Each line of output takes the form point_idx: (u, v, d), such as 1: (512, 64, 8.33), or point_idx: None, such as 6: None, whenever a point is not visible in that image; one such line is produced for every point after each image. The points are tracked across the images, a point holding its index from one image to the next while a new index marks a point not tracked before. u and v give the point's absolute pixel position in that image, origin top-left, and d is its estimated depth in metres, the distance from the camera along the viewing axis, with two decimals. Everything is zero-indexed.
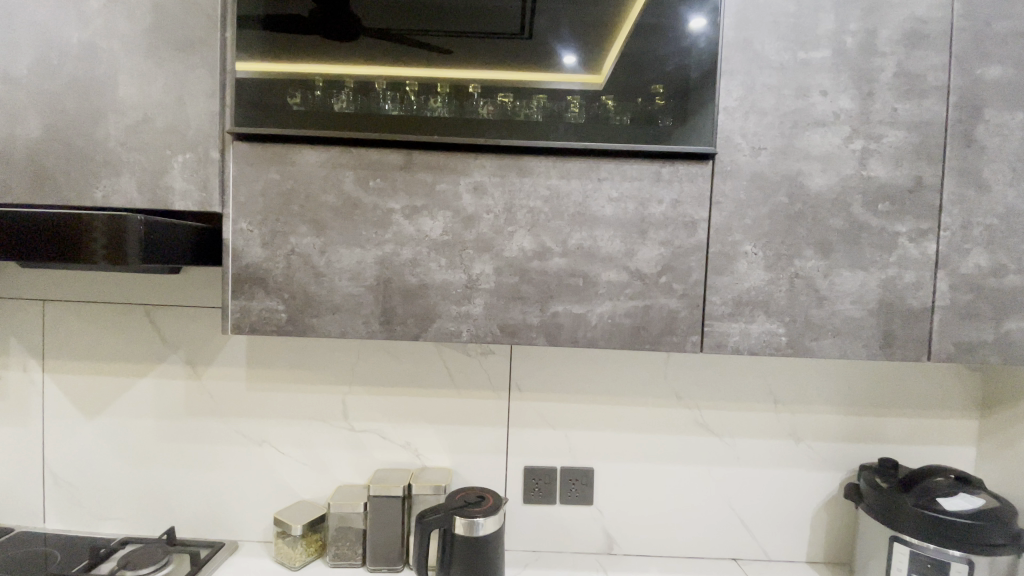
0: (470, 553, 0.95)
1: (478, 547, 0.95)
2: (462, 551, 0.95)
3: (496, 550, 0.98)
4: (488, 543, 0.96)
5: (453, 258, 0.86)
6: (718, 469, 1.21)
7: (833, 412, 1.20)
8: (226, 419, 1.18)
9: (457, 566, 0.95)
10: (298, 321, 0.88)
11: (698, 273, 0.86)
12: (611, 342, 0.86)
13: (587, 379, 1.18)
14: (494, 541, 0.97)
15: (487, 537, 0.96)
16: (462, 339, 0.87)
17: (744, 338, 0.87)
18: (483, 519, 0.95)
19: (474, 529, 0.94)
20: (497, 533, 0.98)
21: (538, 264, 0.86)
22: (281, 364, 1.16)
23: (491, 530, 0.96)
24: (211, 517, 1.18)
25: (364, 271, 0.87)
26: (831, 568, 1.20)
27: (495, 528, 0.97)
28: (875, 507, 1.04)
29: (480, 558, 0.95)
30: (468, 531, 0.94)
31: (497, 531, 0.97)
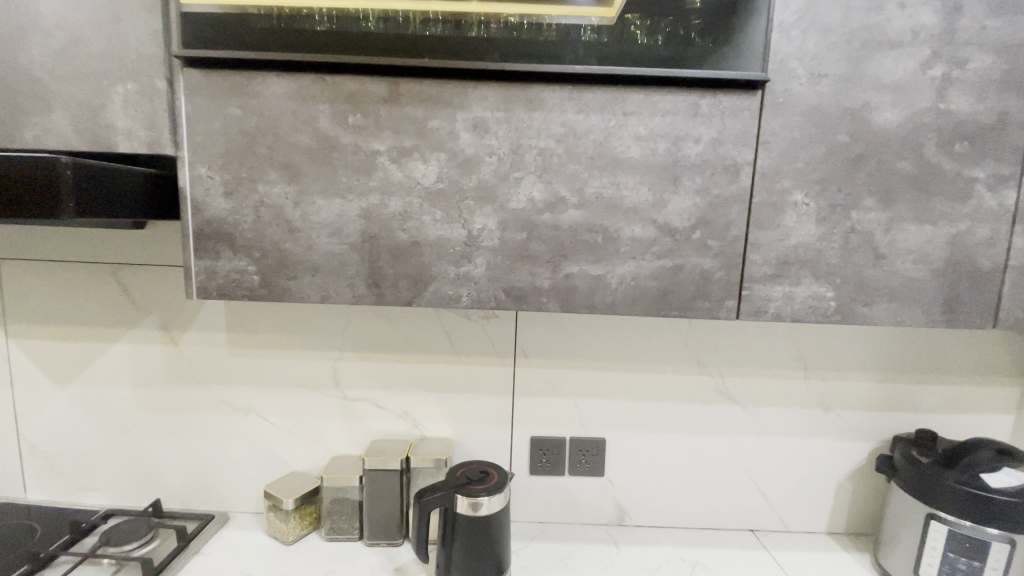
0: (474, 533, 0.88)
1: (483, 526, 0.88)
2: (466, 530, 0.88)
3: (501, 529, 0.90)
4: (494, 522, 0.89)
5: (450, 210, 0.73)
6: (739, 438, 1.13)
7: (868, 378, 1.10)
8: (208, 388, 1.08)
9: (460, 545, 0.88)
10: (272, 285, 0.76)
11: (738, 227, 0.74)
12: (633, 308, 0.75)
13: (600, 344, 1.07)
14: (500, 519, 0.90)
15: (494, 515, 0.89)
16: (461, 304, 0.75)
17: (787, 303, 0.76)
18: (487, 498, 0.87)
19: (480, 509, 0.87)
20: (503, 510, 0.90)
21: (550, 217, 0.72)
22: (265, 328, 1.06)
23: (497, 508, 0.89)
24: (199, 488, 1.11)
25: (346, 225, 0.74)
26: (854, 539, 1.14)
27: (499, 506, 0.89)
28: (909, 482, 0.96)
29: (486, 538, 0.88)
30: (473, 512, 0.87)
31: (501, 509, 0.90)
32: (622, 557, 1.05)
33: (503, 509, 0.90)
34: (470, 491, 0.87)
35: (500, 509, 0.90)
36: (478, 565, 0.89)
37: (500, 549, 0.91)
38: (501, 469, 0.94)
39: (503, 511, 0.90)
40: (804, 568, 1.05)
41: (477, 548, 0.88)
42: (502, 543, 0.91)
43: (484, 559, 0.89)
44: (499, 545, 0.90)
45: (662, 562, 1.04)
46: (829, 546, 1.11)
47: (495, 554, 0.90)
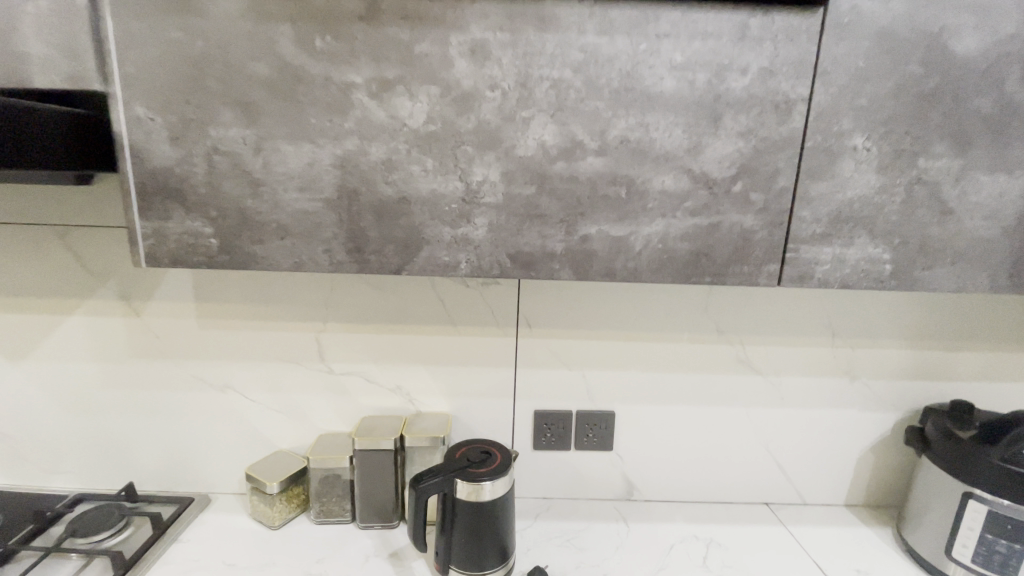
0: (476, 521, 0.80)
1: (486, 513, 0.80)
2: (467, 518, 0.80)
3: (505, 515, 0.82)
4: (498, 508, 0.81)
5: (444, 159, 0.61)
6: (758, 410, 1.05)
7: (899, 346, 1.02)
8: (178, 363, 0.98)
9: (460, 533, 0.81)
10: (234, 250, 0.64)
11: (786, 178, 0.62)
12: (660, 274, 0.64)
13: (611, 312, 0.98)
14: (504, 505, 0.82)
15: (498, 501, 0.80)
16: (459, 271, 0.64)
17: (836, 267, 0.65)
18: (490, 483, 0.79)
19: (484, 495, 0.79)
20: (508, 495, 0.82)
21: (565, 166, 0.60)
22: (238, 297, 0.95)
23: (501, 493, 0.81)
24: (177, 470, 1.03)
25: (320, 178, 0.62)
26: (872, 512, 1.09)
27: (504, 491, 0.81)
28: (943, 458, 0.89)
29: (489, 526, 0.81)
30: (476, 498, 0.79)
31: (505, 493, 0.81)
32: (633, 536, 0.99)
33: (508, 493, 0.82)
34: (471, 476, 0.79)
35: (505, 494, 0.82)
36: (480, 554, 0.81)
37: (504, 536, 0.83)
38: (505, 450, 0.86)
39: (508, 496, 0.82)
40: (823, 543, 1.00)
41: (480, 537, 0.81)
42: (506, 530, 0.83)
43: (487, 548, 0.81)
44: (503, 532, 0.83)
45: (674, 541, 0.98)
46: (847, 520, 1.06)
47: (497, 542, 0.82)
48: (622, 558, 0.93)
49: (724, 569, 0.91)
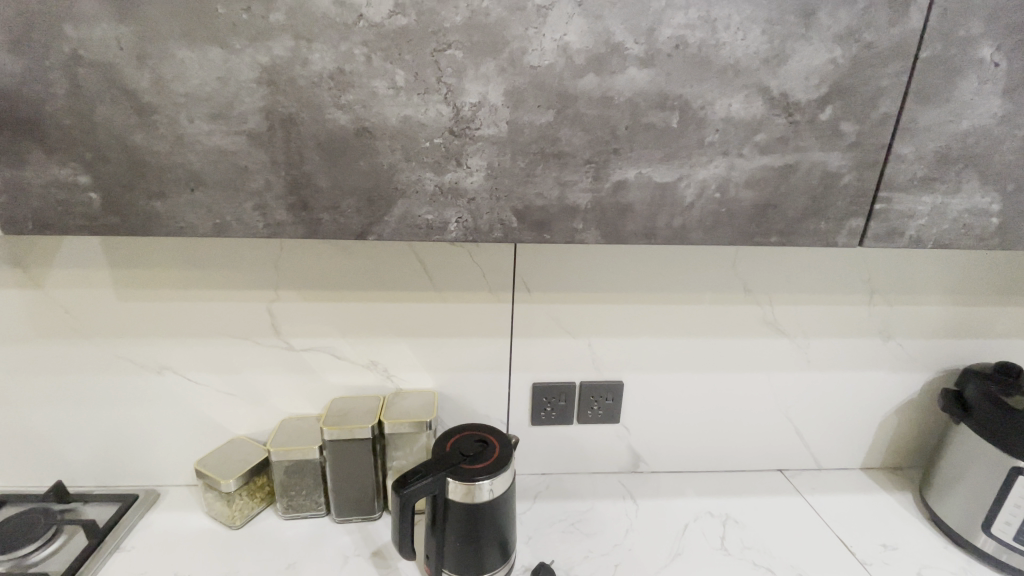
0: (474, 523, 0.68)
1: (485, 513, 0.68)
2: (462, 521, 0.68)
3: (507, 513, 0.71)
4: (499, 507, 0.69)
5: (423, 72, 0.42)
6: (780, 374, 0.94)
7: (940, 303, 0.91)
8: (99, 343, 0.80)
9: (455, 537, 0.69)
10: (125, 209, 0.45)
11: (889, 101, 0.46)
12: (714, 233, 0.48)
13: (623, 270, 0.83)
14: (505, 502, 0.70)
15: (498, 499, 0.69)
16: (445, 233, 0.47)
17: (932, 221, 0.51)
18: (489, 481, 0.66)
19: (482, 495, 0.67)
20: (509, 490, 0.71)
21: (595, 83, 0.43)
22: (165, 262, 0.76)
23: (502, 490, 0.69)
24: (115, 463, 0.87)
25: (241, 101, 0.43)
26: (890, 475, 1.02)
27: (505, 488, 0.69)
28: (986, 427, 0.81)
29: (488, 527, 0.69)
30: (473, 500, 0.67)
31: (506, 489, 0.70)
32: (642, 515, 0.90)
33: (509, 489, 0.70)
34: (467, 475, 0.66)
35: (506, 490, 0.70)
36: (478, 557, 0.70)
37: (505, 534, 0.72)
38: (503, 438, 0.73)
39: (509, 491, 0.71)
40: (843, 513, 0.92)
41: (478, 539, 0.69)
42: (507, 527, 0.72)
43: (486, 551, 0.70)
44: (504, 531, 0.72)
45: (688, 520, 0.89)
46: (864, 485, 0.99)
47: (498, 543, 0.71)
48: (634, 544, 0.84)
49: (745, 551, 0.83)
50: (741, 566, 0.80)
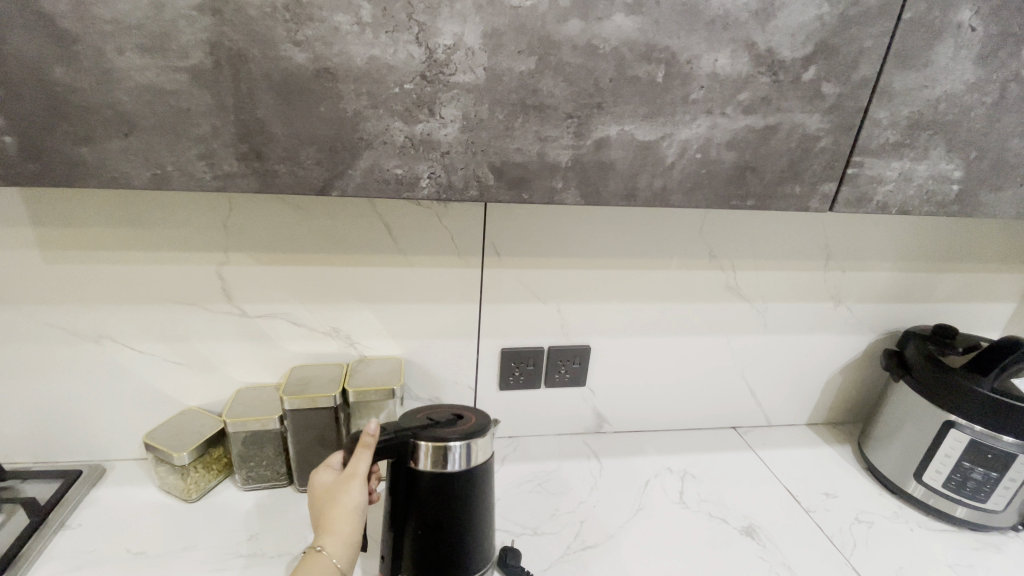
0: (435, 512, 0.62)
1: (449, 499, 0.62)
2: (422, 506, 0.62)
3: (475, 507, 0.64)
4: (465, 495, 0.63)
5: (392, 7, 0.38)
6: (739, 338, 0.97)
7: (888, 269, 0.95)
8: (23, 309, 0.72)
9: (415, 529, 0.63)
10: (45, 155, 0.39)
11: (870, 64, 0.45)
12: (692, 196, 0.47)
13: (593, 234, 0.82)
14: (474, 492, 0.63)
15: (464, 485, 0.63)
16: (417, 191, 0.44)
17: (899, 188, 0.52)
18: (455, 441, 0.61)
19: (447, 461, 0.61)
20: (479, 479, 0.64)
21: (580, 29, 0.40)
22: (99, 222, 0.69)
23: (473, 461, 0.63)
24: (51, 439, 0.81)
25: (179, 31, 0.37)
26: (832, 430, 1.10)
27: (477, 457, 0.63)
28: (922, 382, 0.87)
29: (452, 519, 0.63)
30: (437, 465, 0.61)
31: (476, 475, 0.63)
32: (606, 473, 0.92)
33: (483, 467, 0.63)
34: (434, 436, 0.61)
35: (475, 477, 0.63)
36: (439, 556, 0.64)
37: (474, 534, 0.65)
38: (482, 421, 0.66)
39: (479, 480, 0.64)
40: (790, 466, 0.98)
41: (439, 533, 0.63)
42: (476, 527, 0.65)
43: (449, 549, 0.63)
44: (472, 529, 0.65)
45: (649, 476, 0.92)
46: (810, 440, 1.06)
47: (467, 535, 0.64)
48: (598, 501, 0.86)
49: (701, 504, 0.87)
50: (699, 518, 0.84)
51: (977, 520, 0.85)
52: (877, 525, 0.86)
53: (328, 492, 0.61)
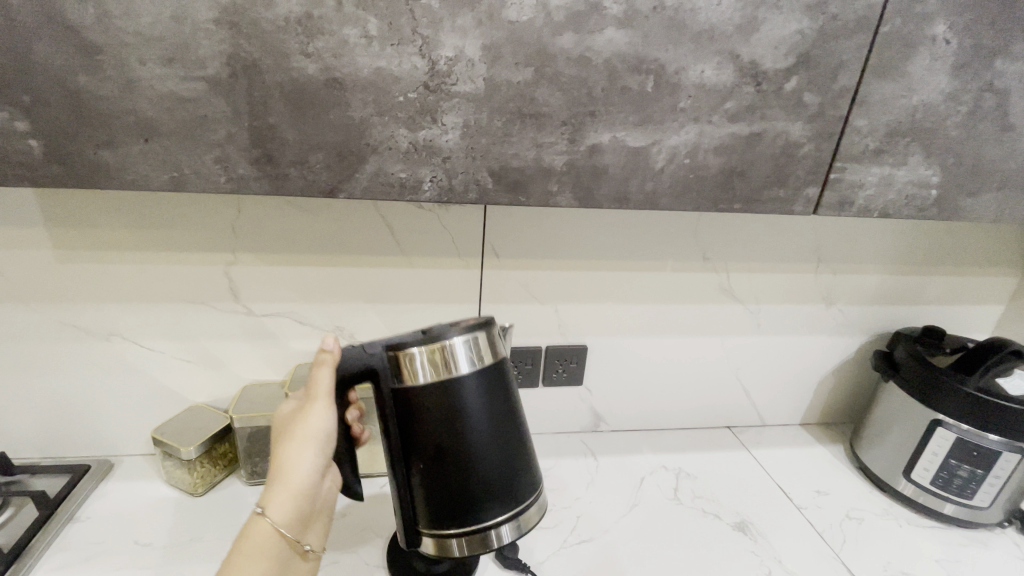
0: (446, 451, 0.51)
1: (458, 432, 0.51)
2: (428, 447, 0.51)
3: (495, 443, 0.52)
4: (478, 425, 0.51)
5: (397, 21, 0.41)
6: (732, 339, 0.99)
7: (878, 271, 0.98)
8: (36, 307, 0.75)
9: (423, 477, 0.52)
10: (69, 158, 0.42)
11: (849, 74, 0.48)
12: (681, 200, 0.50)
13: (589, 236, 0.84)
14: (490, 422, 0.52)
15: (474, 417, 0.51)
16: (420, 194, 0.46)
17: (879, 193, 0.54)
18: (455, 337, 0.51)
19: (450, 368, 0.51)
20: (494, 403, 0.52)
21: (574, 42, 0.43)
22: (111, 223, 0.71)
23: (482, 364, 0.52)
24: (61, 434, 0.83)
25: (198, 43, 0.40)
26: (824, 430, 1.12)
27: (485, 356, 0.52)
28: (910, 382, 0.89)
29: (467, 458, 0.51)
30: (440, 373, 0.50)
31: (488, 383, 0.52)
32: (602, 471, 0.94)
33: (496, 368, 0.53)
34: (428, 340, 0.50)
35: (487, 402, 0.52)
36: (461, 506, 0.52)
37: (503, 458, 0.53)
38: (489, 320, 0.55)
39: (494, 404, 0.52)
40: (783, 465, 1.00)
41: (454, 476, 0.51)
42: (501, 463, 0.53)
43: (470, 500, 0.52)
44: (495, 471, 0.52)
45: (644, 474, 0.94)
46: (803, 439, 1.08)
47: (487, 462, 0.52)
48: (594, 497, 0.88)
49: (695, 500, 0.89)
50: (692, 514, 0.86)
51: (964, 517, 0.87)
52: (867, 521, 0.88)
53: (285, 425, 0.57)
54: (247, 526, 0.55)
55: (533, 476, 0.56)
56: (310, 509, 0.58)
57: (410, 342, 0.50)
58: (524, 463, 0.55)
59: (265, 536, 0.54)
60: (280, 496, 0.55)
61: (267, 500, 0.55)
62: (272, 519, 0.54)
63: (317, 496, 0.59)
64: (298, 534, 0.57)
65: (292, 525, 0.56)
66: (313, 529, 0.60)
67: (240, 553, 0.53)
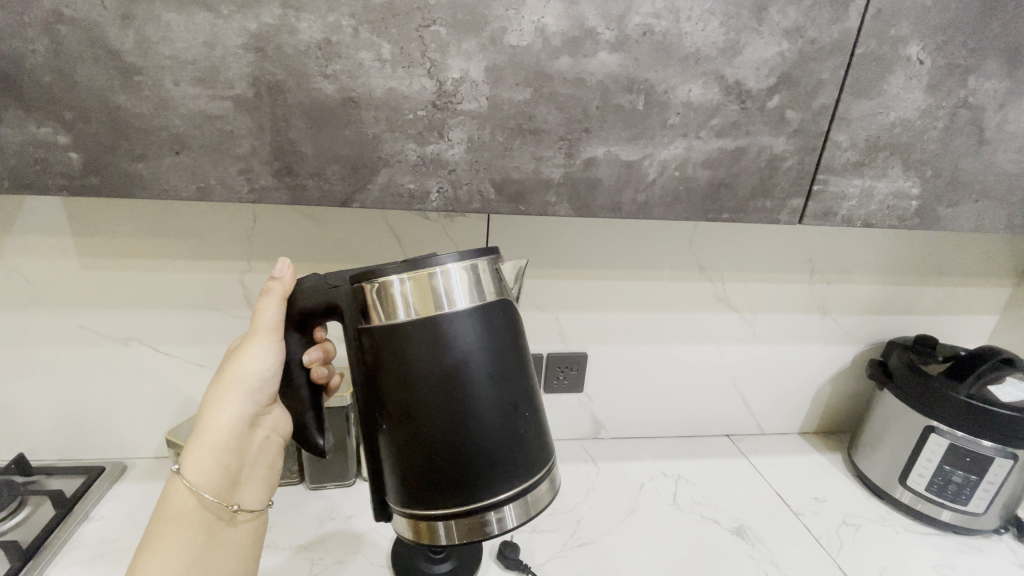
0: (415, 416, 0.48)
1: (428, 396, 0.47)
2: (407, 411, 0.48)
3: (474, 412, 0.48)
4: (454, 391, 0.47)
5: (408, 46, 0.45)
6: (730, 347, 1.02)
7: (871, 281, 1.00)
8: (60, 313, 0.78)
9: (400, 445, 0.50)
10: (106, 170, 0.45)
11: (829, 93, 0.51)
12: (673, 210, 0.53)
13: (588, 247, 0.87)
14: (467, 390, 0.47)
15: (448, 382, 0.47)
16: (428, 204, 0.50)
17: (861, 203, 0.57)
18: (445, 258, 0.48)
19: (433, 296, 0.47)
20: (474, 366, 0.47)
21: (569, 64, 0.46)
22: (133, 232, 0.75)
23: (474, 300, 0.48)
24: (78, 436, 0.86)
25: (227, 66, 0.44)
26: (823, 438, 1.13)
27: (479, 284, 0.49)
28: (903, 389, 0.91)
29: (440, 427, 0.48)
30: (421, 300, 0.47)
31: (480, 340, 0.48)
32: (603, 477, 0.96)
33: (490, 309, 0.49)
34: (410, 267, 0.47)
35: (465, 364, 0.47)
36: (438, 480, 0.49)
37: (496, 426, 0.49)
38: (482, 255, 0.50)
39: (475, 368, 0.47)
40: (781, 472, 1.02)
41: (426, 446, 0.48)
42: (480, 435, 0.48)
43: (458, 471, 0.49)
44: (474, 443, 0.48)
45: (644, 480, 0.96)
46: (801, 447, 1.09)
47: (478, 427, 0.48)
48: (595, 502, 0.90)
49: (694, 506, 0.91)
50: (691, 519, 0.88)
51: (961, 523, 0.88)
52: (863, 527, 0.90)
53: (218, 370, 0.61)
54: (168, 481, 0.58)
55: (533, 444, 0.52)
56: (234, 462, 0.60)
57: (390, 269, 0.48)
58: (517, 436, 0.50)
59: (181, 491, 0.57)
60: (201, 449, 0.58)
61: (188, 454, 0.59)
62: (189, 473, 0.57)
63: (245, 447, 0.61)
64: (219, 488, 0.59)
65: (212, 477, 0.59)
66: (242, 483, 0.62)
67: (157, 507, 0.57)
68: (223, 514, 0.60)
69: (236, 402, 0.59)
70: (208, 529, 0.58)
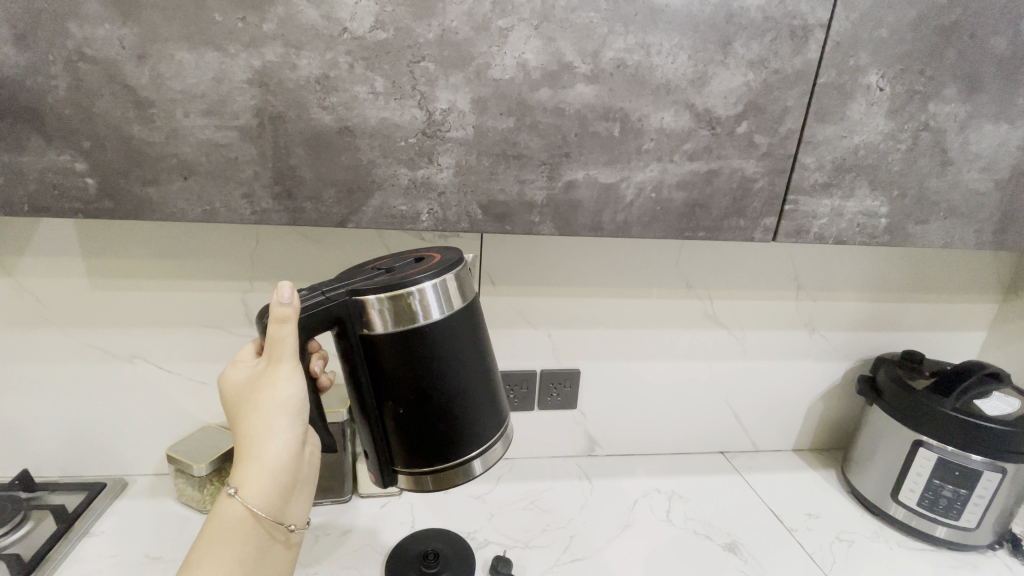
0: (393, 384, 0.51)
1: (412, 365, 0.51)
2: (404, 389, 0.51)
3: (463, 381, 0.53)
4: (433, 361, 0.51)
5: (399, 80, 0.48)
6: (721, 364, 1.04)
7: (857, 299, 1.02)
8: (68, 332, 0.81)
9: (395, 419, 0.53)
10: (120, 194, 0.49)
11: (794, 118, 0.55)
12: (651, 229, 0.56)
13: (578, 265, 0.90)
14: (435, 359, 0.51)
15: (439, 355, 0.51)
16: (419, 226, 0.53)
17: (832, 221, 0.60)
18: (427, 278, 0.50)
19: (409, 313, 0.50)
20: (450, 338, 0.51)
21: (549, 95, 0.50)
22: (141, 253, 0.78)
23: (450, 310, 0.51)
24: (82, 453, 0.88)
25: (233, 99, 0.47)
26: (817, 455, 1.14)
27: (454, 293, 0.52)
28: (891, 404, 0.92)
29: (413, 393, 0.51)
30: (400, 322, 0.50)
31: (461, 324, 0.52)
32: (597, 493, 0.97)
33: (466, 313, 0.53)
34: (386, 288, 0.49)
35: (453, 340, 0.52)
36: (421, 440, 0.53)
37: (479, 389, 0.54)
38: (455, 265, 0.53)
39: (453, 340, 0.52)
40: (774, 487, 1.02)
41: (419, 414, 0.52)
42: (467, 400, 0.53)
43: (450, 435, 0.53)
44: (462, 408, 0.53)
45: (637, 496, 0.97)
46: (796, 464, 1.10)
47: (467, 395, 0.53)
48: (588, 517, 0.90)
49: (687, 522, 0.91)
50: (685, 534, 0.88)
51: (955, 539, 0.88)
52: (857, 543, 0.90)
53: (244, 399, 0.55)
54: (218, 504, 0.54)
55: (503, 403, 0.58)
56: (288, 485, 0.57)
57: (367, 288, 0.49)
58: (493, 397, 0.56)
59: (234, 514, 0.54)
60: (253, 480, 0.54)
61: (238, 479, 0.54)
62: (245, 503, 0.54)
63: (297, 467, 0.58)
64: (277, 511, 0.56)
65: (268, 498, 0.55)
66: (292, 501, 0.59)
67: (207, 529, 0.53)
68: (277, 533, 0.57)
69: (281, 429, 0.55)
70: (264, 550, 0.56)
